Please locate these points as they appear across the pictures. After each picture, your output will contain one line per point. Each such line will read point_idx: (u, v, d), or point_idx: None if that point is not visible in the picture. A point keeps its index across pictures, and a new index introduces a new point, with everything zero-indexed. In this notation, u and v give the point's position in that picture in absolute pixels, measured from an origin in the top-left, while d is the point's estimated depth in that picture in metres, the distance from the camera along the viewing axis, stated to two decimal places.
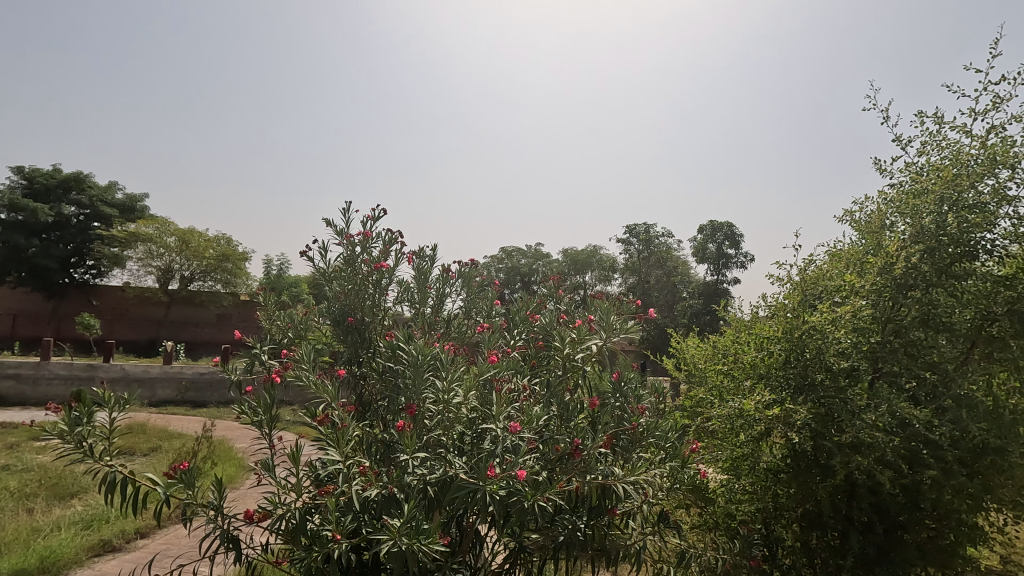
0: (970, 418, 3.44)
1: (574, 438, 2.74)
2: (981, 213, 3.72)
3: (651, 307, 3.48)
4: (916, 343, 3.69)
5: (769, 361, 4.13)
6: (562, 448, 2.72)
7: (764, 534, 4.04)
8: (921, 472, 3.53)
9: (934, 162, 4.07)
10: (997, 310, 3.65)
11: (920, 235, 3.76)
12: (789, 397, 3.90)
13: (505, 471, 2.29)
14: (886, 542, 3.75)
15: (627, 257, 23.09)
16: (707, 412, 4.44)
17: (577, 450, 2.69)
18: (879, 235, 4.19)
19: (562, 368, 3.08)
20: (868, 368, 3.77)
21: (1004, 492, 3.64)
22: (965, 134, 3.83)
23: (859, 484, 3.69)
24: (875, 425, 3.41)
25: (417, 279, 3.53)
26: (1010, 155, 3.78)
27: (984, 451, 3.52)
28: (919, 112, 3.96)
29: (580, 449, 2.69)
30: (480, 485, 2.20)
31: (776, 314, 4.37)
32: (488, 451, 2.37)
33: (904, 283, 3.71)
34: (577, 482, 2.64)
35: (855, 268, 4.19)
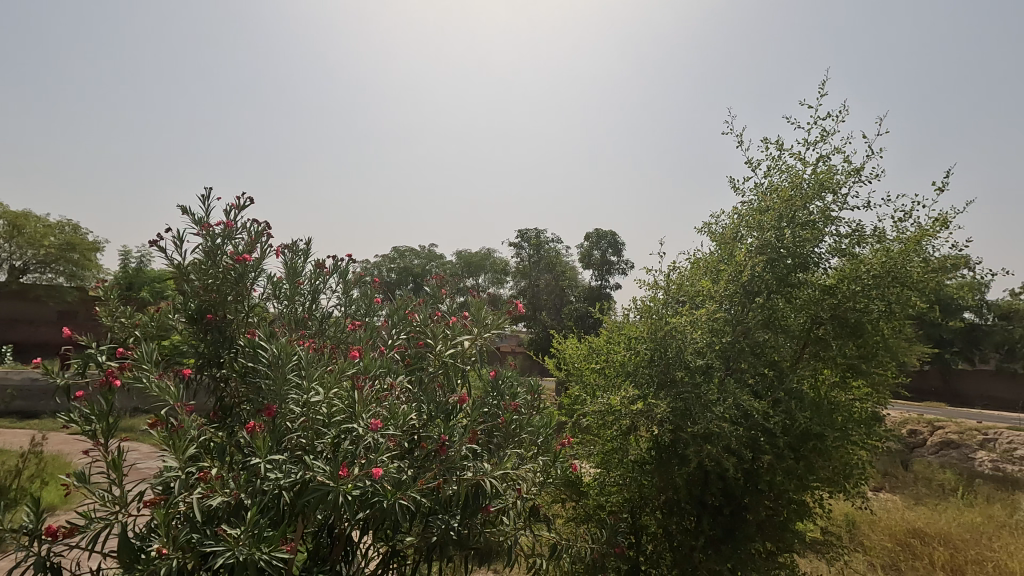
0: (799, 408, 3.90)
1: (440, 435, 2.68)
2: (812, 229, 4.33)
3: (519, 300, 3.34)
4: (761, 344, 4.16)
5: (635, 360, 4.37)
6: (427, 446, 2.66)
7: (631, 522, 4.38)
8: (759, 457, 3.95)
9: (775, 183, 4.60)
10: (823, 315, 4.26)
11: (764, 247, 4.29)
12: (653, 392, 4.16)
13: (360, 471, 2.22)
14: (731, 522, 4.22)
15: (518, 261, 23.64)
16: (581, 409, 4.63)
17: (443, 447, 2.64)
18: (732, 245, 4.61)
19: (436, 366, 3.04)
20: (720, 365, 4.17)
21: (825, 472, 4.18)
22: (800, 160, 4.37)
23: (710, 472, 4.05)
24: (724, 417, 3.77)
25: (286, 273, 3.36)
26: (833, 182, 4.41)
27: (808, 437, 4.01)
28: (765, 138, 4.47)
29: (446, 446, 2.66)
30: (333, 486, 2.12)
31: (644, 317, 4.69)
32: (345, 451, 2.29)
33: (750, 291, 4.30)
34: (438, 480, 2.60)
35: (710, 274, 4.59)
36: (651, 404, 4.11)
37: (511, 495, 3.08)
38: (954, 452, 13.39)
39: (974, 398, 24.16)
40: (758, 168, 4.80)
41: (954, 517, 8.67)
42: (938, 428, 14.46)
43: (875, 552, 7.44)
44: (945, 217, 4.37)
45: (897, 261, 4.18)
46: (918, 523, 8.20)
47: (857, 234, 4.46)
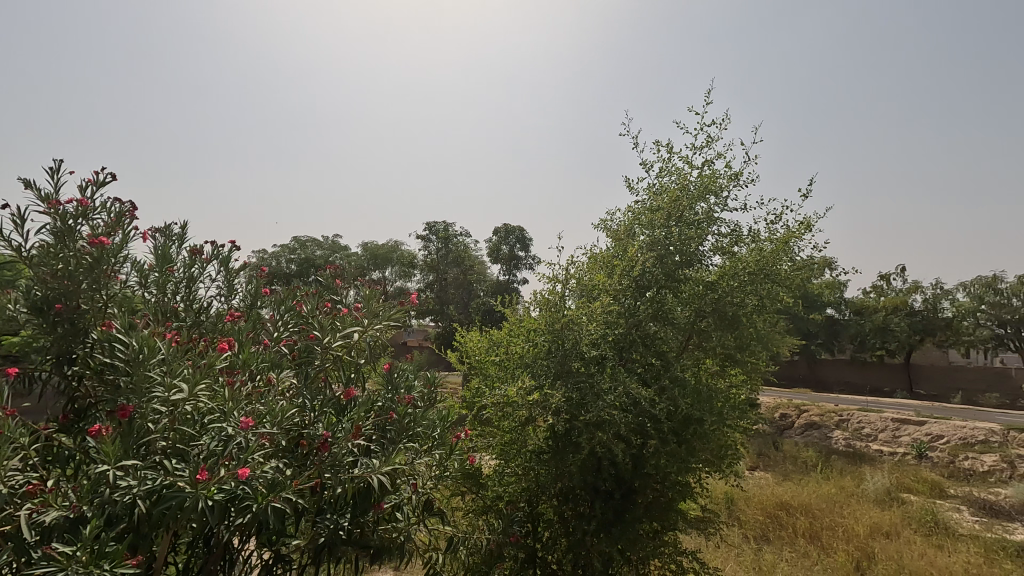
0: (681, 395, 4.17)
1: (322, 432, 2.59)
2: (697, 228, 4.65)
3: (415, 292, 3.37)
4: (651, 336, 4.41)
5: (533, 352, 4.46)
6: (306, 444, 2.56)
7: (528, 511, 4.52)
8: (646, 442, 4.16)
9: (665, 184, 4.88)
10: (706, 308, 4.58)
11: (655, 244, 4.61)
12: (549, 382, 4.26)
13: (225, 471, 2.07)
14: (621, 505, 4.43)
15: (426, 255, 23.36)
16: (481, 402, 4.63)
17: (324, 444, 2.55)
18: (626, 242, 4.82)
19: (323, 359, 2.87)
20: (614, 355, 4.40)
21: (705, 454, 4.50)
22: (687, 163, 4.67)
23: (602, 458, 4.23)
24: (614, 404, 3.95)
25: (156, 260, 3.04)
26: (716, 185, 4.76)
27: (690, 422, 4.28)
28: (656, 141, 4.73)
29: (328, 443, 2.56)
30: (191, 491, 1.96)
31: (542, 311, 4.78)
32: (209, 451, 2.15)
33: (641, 285, 4.56)
34: (316, 479, 2.48)
35: (605, 269, 4.78)
36: (547, 393, 4.24)
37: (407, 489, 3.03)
38: (816, 432, 15.10)
39: (833, 383, 27.38)
40: (650, 170, 5.07)
41: (814, 489, 9.77)
42: (803, 411, 16.24)
43: (749, 525, 8.19)
44: (808, 221, 4.86)
45: (767, 260, 4.65)
46: (785, 496, 9.14)
47: (736, 235, 4.84)
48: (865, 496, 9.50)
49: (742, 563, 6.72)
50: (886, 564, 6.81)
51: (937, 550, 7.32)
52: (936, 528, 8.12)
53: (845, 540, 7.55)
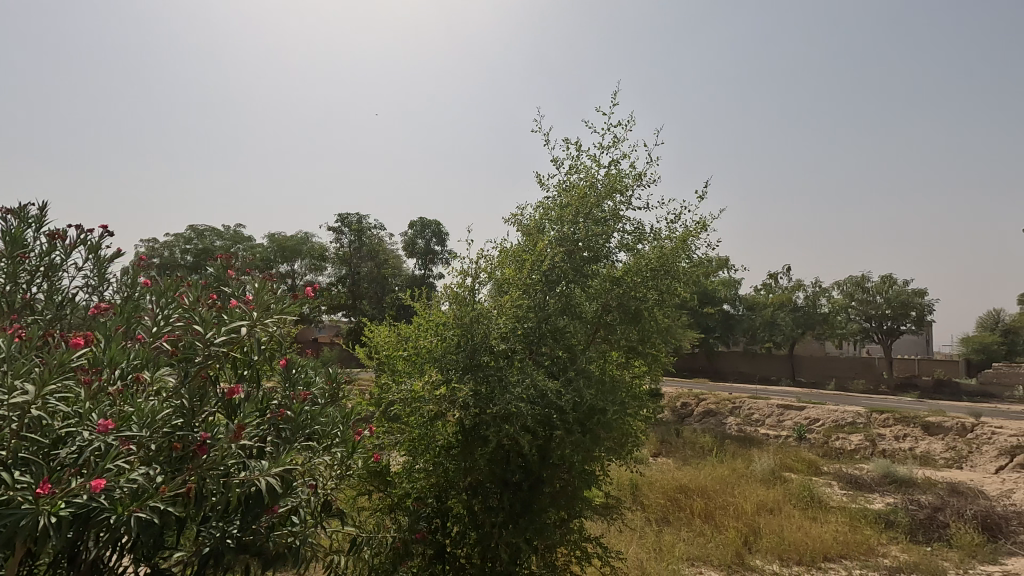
0: (585, 385, 4.29)
1: (200, 433, 2.38)
2: (604, 225, 4.82)
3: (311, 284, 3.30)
4: (561, 329, 4.49)
5: (442, 346, 4.43)
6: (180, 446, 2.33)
7: (435, 506, 4.49)
8: (552, 433, 4.22)
9: (574, 181, 4.98)
10: (612, 302, 4.76)
11: (564, 240, 4.74)
12: (457, 376, 4.25)
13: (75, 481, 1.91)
14: (529, 496, 4.46)
15: (338, 248, 22.53)
16: (387, 398, 4.51)
17: (202, 446, 2.32)
18: (536, 236, 4.88)
19: (205, 356, 2.56)
20: (523, 349, 4.46)
21: (609, 443, 4.65)
22: (595, 162, 4.81)
23: (509, 450, 4.28)
24: (521, 397, 4.01)
25: (4, 242, 2.82)
26: (621, 185, 4.94)
27: (593, 412, 4.33)
28: (566, 140, 4.83)
29: (206, 445, 2.33)
30: (30, 507, 1.79)
31: (451, 306, 4.72)
32: (59, 461, 2.01)
33: (550, 279, 4.63)
34: (191, 483, 2.27)
35: (515, 263, 4.78)
36: (454, 387, 4.23)
37: (305, 491, 2.88)
38: (713, 419, 16.27)
39: (729, 374, 29.62)
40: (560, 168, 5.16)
41: (709, 472, 10.51)
42: (702, 400, 17.44)
43: (651, 509, 8.66)
44: (705, 222, 5.18)
45: (668, 257, 4.91)
46: (683, 480, 9.75)
47: (639, 233, 5.06)
48: (753, 476, 10.35)
49: (643, 545, 7.09)
50: (769, 537, 7.46)
51: (811, 522, 8.11)
52: (811, 502, 9.02)
53: (735, 518, 8.19)
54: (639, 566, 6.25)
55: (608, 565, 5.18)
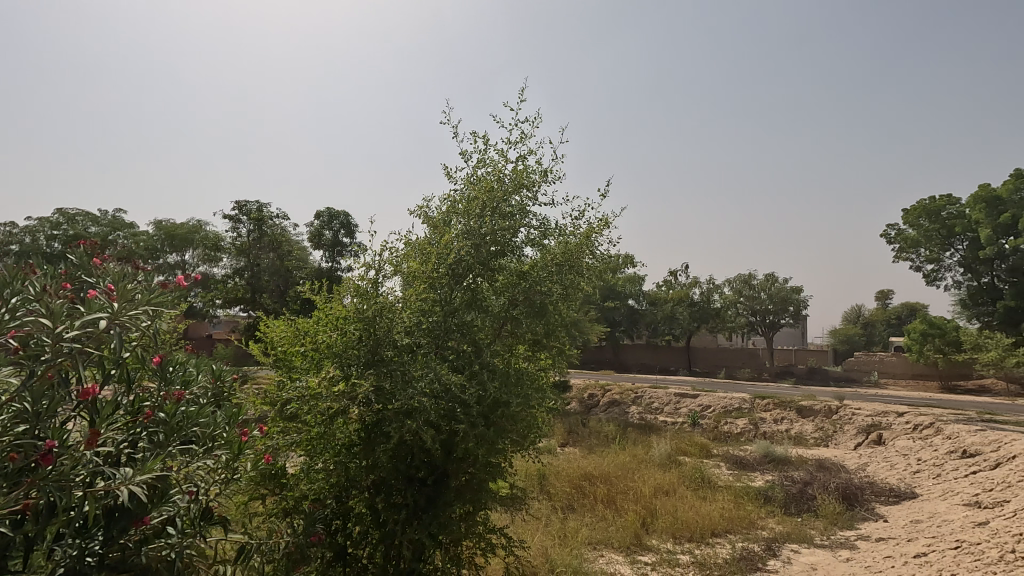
0: (490, 379, 4.29)
1: (47, 441, 2.15)
2: (511, 220, 4.86)
3: (185, 274, 3.03)
4: (467, 323, 4.51)
5: (342, 341, 4.27)
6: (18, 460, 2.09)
7: (336, 507, 4.34)
8: (455, 427, 4.18)
9: (482, 175, 4.98)
10: (518, 297, 4.79)
11: (470, 233, 4.72)
12: (357, 371, 4.15)
13: None
14: (434, 491, 4.47)
15: (236, 238, 21.08)
16: (284, 396, 4.33)
17: (46, 456, 2.10)
18: (442, 230, 4.83)
19: (55, 352, 2.27)
20: (428, 345, 4.40)
21: (514, 435, 4.69)
22: (503, 157, 4.83)
23: (413, 446, 4.19)
24: (425, 391, 3.96)
25: None
26: (528, 180, 5.01)
27: (497, 404, 4.40)
28: (474, 133, 4.81)
29: (51, 455, 2.12)
30: None
31: (353, 300, 4.53)
32: None
33: (456, 273, 4.66)
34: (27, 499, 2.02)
35: (421, 256, 4.73)
36: (353, 383, 4.10)
37: (185, 499, 2.65)
38: (617, 409, 17.10)
39: (632, 365, 31.25)
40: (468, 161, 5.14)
41: (612, 459, 11.02)
42: (608, 390, 18.26)
43: (557, 497, 8.92)
44: (608, 219, 5.38)
45: (573, 252, 5.03)
46: (588, 468, 10.15)
47: (545, 229, 5.16)
48: (652, 461, 10.98)
49: (549, 532, 7.28)
50: (664, 517, 7.95)
51: (701, 501, 8.76)
52: (702, 483, 9.72)
53: (634, 501, 8.66)
54: (544, 553, 6.41)
55: (513, 554, 5.27)
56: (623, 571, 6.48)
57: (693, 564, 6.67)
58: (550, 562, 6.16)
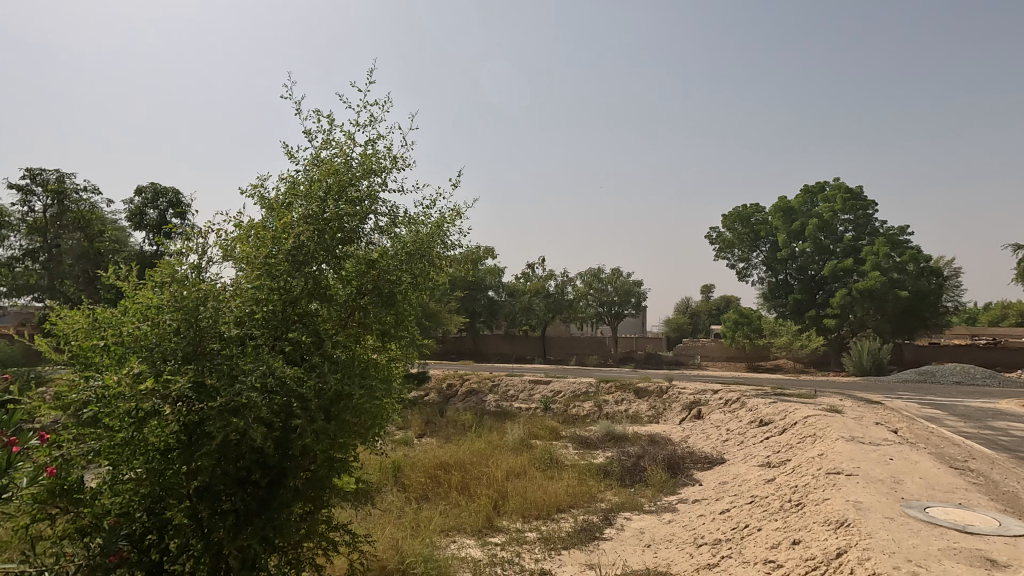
0: (330, 371, 4.09)
1: None
2: (358, 206, 4.66)
3: None
4: (309, 314, 4.34)
5: (154, 332, 3.79)
6: None
7: (148, 521, 3.87)
8: (291, 423, 3.92)
9: (327, 157, 4.72)
10: (365, 287, 4.62)
11: (311, 218, 4.43)
12: (170, 367, 3.69)
13: None
14: (267, 494, 4.12)
15: (27, 213, 17.64)
16: (76, 398, 3.68)
17: None
18: (279, 212, 4.49)
19: None
20: (264, 337, 4.10)
21: (358, 429, 4.51)
22: (350, 140, 4.63)
23: (242, 446, 3.83)
24: (254, 386, 3.68)
25: None
26: (377, 166, 4.86)
27: (339, 398, 4.18)
28: (318, 113, 4.54)
29: None
30: None
31: (161, 287, 4.06)
32: None
33: (297, 260, 4.30)
34: None
35: (256, 241, 4.38)
36: (165, 380, 3.64)
37: None
38: (475, 398, 17.47)
39: (491, 355, 32.12)
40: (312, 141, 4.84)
41: (468, 447, 11.22)
42: (466, 379, 18.58)
43: (411, 488, 8.85)
44: (459, 209, 5.43)
45: (423, 242, 5.01)
46: (444, 457, 10.23)
47: (394, 217, 5.05)
48: (506, 446, 11.40)
49: (400, 524, 7.20)
50: (514, 499, 8.31)
51: (548, 480, 9.31)
52: (550, 464, 10.34)
53: (487, 485, 8.93)
54: (394, 545, 6.33)
55: (358, 550, 5.13)
56: (473, 554, 6.64)
57: (538, 540, 7.06)
58: (400, 554, 6.10)
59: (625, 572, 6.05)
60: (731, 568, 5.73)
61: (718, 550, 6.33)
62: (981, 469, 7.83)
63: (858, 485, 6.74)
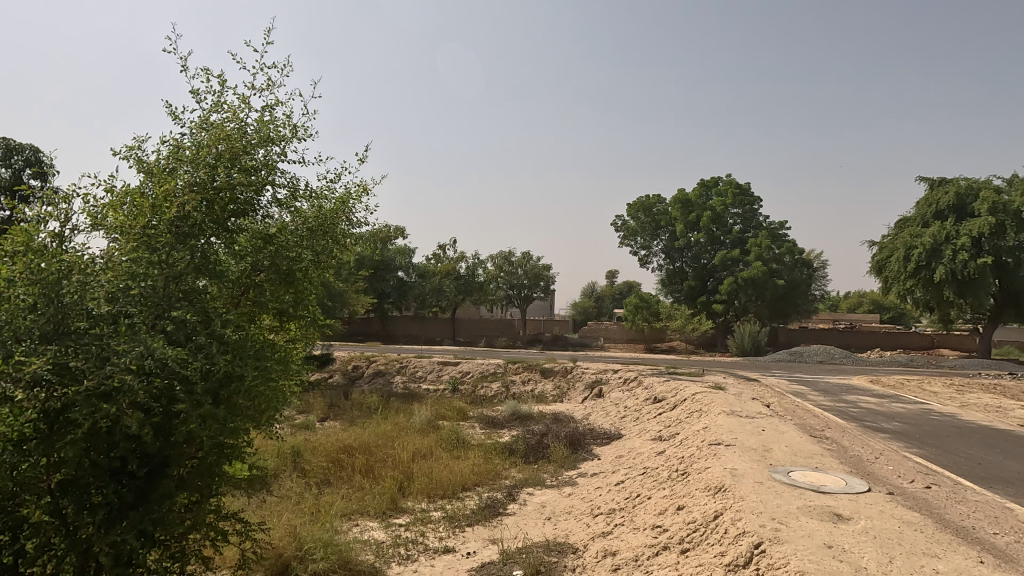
0: (219, 351, 3.80)
1: None
2: (255, 176, 4.37)
3: None
4: (195, 292, 3.94)
5: (4, 308, 3.33)
6: None
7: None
8: (173, 408, 3.63)
9: (218, 121, 4.36)
10: (262, 263, 4.39)
11: (198, 186, 4.07)
12: (24, 348, 3.25)
13: None
14: (146, 485, 3.79)
15: None
16: None
17: None
18: (161, 178, 4.09)
19: None
20: (143, 316, 3.64)
21: (251, 413, 4.28)
22: (245, 104, 4.30)
23: (115, 434, 3.49)
24: (129, 368, 3.34)
25: None
26: (276, 135, 4.57)
27: (229, 379, 3.93)
28: (208, 71, 4.17)
29: None
30: None
31: (15, 258, 3.58)
32: None
33: (182, 232, 3.98)
34: None
35: (133, 210, 3.98)
36: (18, 362, 3.20)
37: None
38: (381, 379, 17.19)
39: (399, 336, 31.63)
40: (201, 102, 4.44)
41: (373, 429, 11.03)
42: (372, 361, 18.20)
43: (311, 473, 8.54)
44: (365, 186, 5.26)
45: (326, 218, 4.82)
46: (347, 440, 9.95)
47: (295, 190, 4.79)
48: (412, 427, 11.33)
49: (298, 511, 6.94)
50: (420, 480, 8.30)
51: (454, 460, 9.40)
52: (457, 444, 10.41)
53: (392, 467, 8.85)
54: (291, 532, 6.09)
55: (251, 539, 4.90)
56: (376, 536, 6.58)
57: (443, 519, 7.13)
58: (298, 541, 5.88)
59: (526, 545, 6.26)
60: (623, 535, 6.14)
61: (612, 519, 6.74)
62: (834, 436, 8.96)
63: (735, 454, 7.46)
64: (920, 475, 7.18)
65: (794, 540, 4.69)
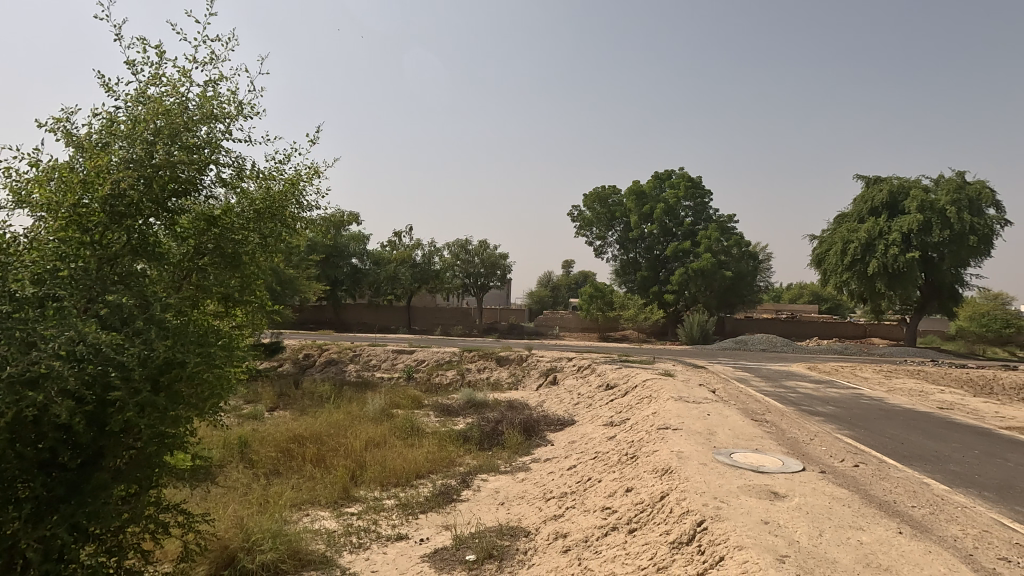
0: (158, 337, 3.61)
1: None
2: (197, 154, 4.18)
3: None
4: (131, 274, 3.76)
5: None
6: None
7: None
8: (108, 396, 3.44)
9: (157, 95, 4.13)
10: (205, 246, 4.24)
11: (134, 162, 3.85)
12: None
13: None
14: (78, 477, 3.60)
15: None
16: None
17: None
18: (93, 153, 3.85)
19: None
20: (74, 299, 3.41)
21: (194, 401, 4.12)
22: (186, 78, 4.10)
23: (43, 425, 3.29)
24: (57, 353, 3.15)
25: None
26: (220, 112, 4.37)
27: (170, 366, 3.75)
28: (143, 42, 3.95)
29: None
30: None
31: None
32: None
33: (117, 211, 3.77)
34: None
35: (61, 187, 3.73)
36: None
37: None
38: (334, 368, 16.87)
39: (353, 324, 31.08)
40: (137, 74, 4.20)
41: (325, 418, 10.83)
42: (325, 349, 17.84)
43: (259, 464, 8.32)
44: (316, 168, 5.12)
45: (273, 200, 4.67)
46: (297, 430, 9.72)
47: (240, 170, 4.61)
48: (365, 416, 11.19)
49: (245, 502, 6.75)
50: (372, 468, 8.22)
51: (408, 448, 9.35)
52: (411, 432, 10.36)
53: (344, 456, 8.72)
54: (237, 524, 5.92)
55: (195, 531, 4.73)
56: (328, 526, 6.49)
57: (396, 506, 7.10)
58: (244, 532, 5.70)
59: (479, 530, 6.31)
60: (574, 517, 6.29)
61: (563, 502, 6.89)
62: (773, 420, 9.43)
63: (681, 438, 7.74)
64: (850, 455, 7.65)
65: (733, 517, 4.93)
